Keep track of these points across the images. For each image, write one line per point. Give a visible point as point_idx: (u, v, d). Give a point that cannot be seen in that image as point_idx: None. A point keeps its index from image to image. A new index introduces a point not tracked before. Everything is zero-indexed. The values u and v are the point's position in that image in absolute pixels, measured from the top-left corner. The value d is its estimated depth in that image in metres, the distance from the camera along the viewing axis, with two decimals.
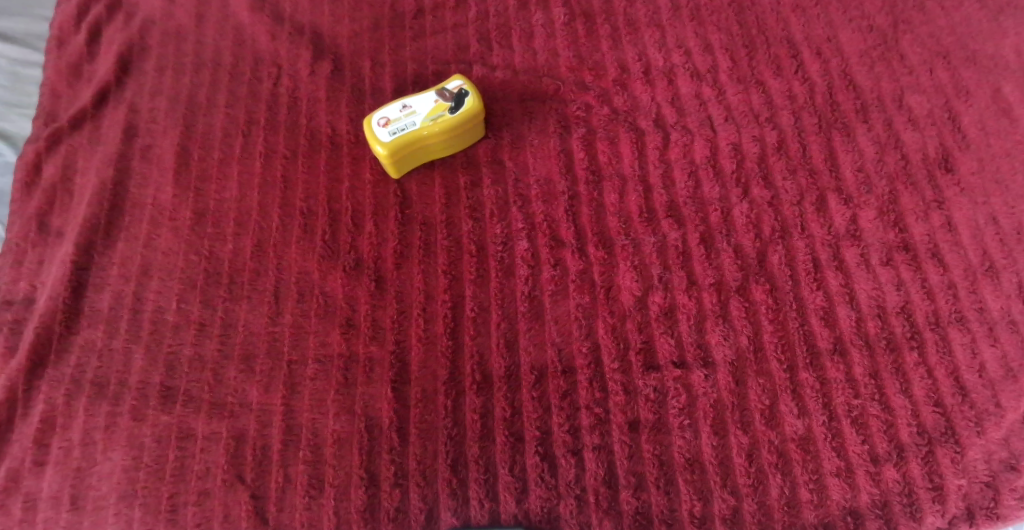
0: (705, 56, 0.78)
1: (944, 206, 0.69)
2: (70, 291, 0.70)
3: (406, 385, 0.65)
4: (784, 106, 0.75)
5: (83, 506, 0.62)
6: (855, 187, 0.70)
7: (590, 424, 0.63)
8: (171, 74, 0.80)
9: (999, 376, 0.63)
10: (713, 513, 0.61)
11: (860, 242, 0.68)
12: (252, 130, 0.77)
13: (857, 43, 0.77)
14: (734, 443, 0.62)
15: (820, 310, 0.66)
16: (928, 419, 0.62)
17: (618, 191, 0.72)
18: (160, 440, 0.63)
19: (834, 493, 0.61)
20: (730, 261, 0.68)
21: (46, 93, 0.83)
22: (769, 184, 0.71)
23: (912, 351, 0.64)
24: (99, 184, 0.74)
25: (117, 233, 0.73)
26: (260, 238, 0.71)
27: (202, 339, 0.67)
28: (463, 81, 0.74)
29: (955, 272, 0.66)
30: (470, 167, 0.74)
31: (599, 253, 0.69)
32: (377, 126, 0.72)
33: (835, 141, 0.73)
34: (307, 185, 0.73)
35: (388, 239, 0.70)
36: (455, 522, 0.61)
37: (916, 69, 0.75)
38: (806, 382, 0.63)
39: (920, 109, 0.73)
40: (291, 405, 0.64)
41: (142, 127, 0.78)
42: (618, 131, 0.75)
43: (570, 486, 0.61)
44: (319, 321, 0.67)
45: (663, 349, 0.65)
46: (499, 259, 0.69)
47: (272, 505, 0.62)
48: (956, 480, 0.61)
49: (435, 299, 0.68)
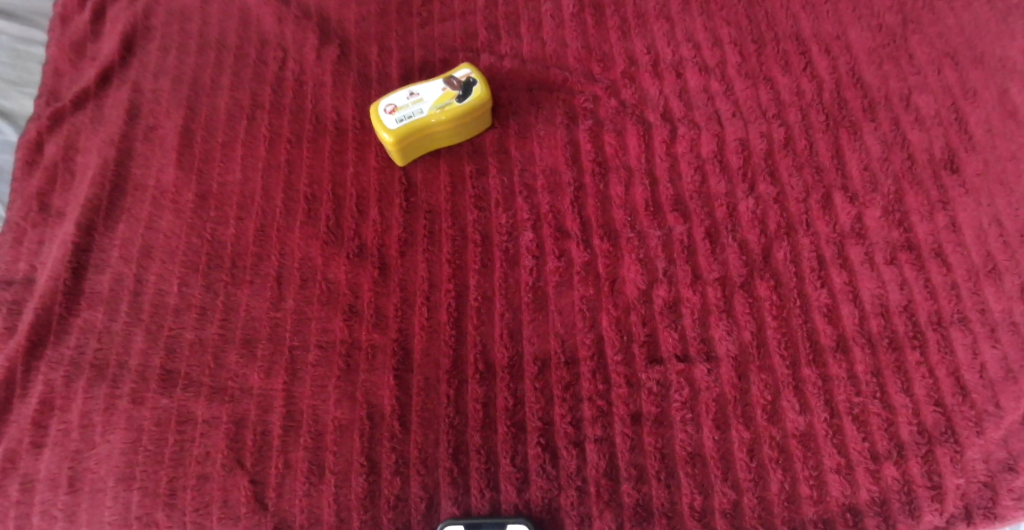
0: (714, 51, 0.78)
1: (948, 206, 0.69)
2: (70, 272, 0.69)
3: (408, 373, 0.65)
4: (792, 102, 0.74)
5: (81, 489, 0.62)
6: (861, 186, 0.70)
7: (592, 416, 0.63)
8: (176, 55, 0.80)
9: (1000, 378, 0.63)
10: (713, 506, 0.61)
11: (864, 241, 0.68)
12: (256, 113, 0.76)
13: (867, 42, 0.77)
14: (736, 437, 0.62)
15: (824, 307, 0.66)
16: (928, 418, 0.62)
17: (623, 183, 0.72)
18: (160, 424, 0.63)
19: (833, 490, 0.61)
20: (735, 256, 0.68)
21: (48, 71, 0.83)
22: (775, 180, 0.71)
23: (914, 350, 0.64)
24: (101, 164, 0.74)
25: (119, 214, 0.72)
26: (263, 223, 0.70)
27: (203, 323, 0.67)
28: (471, 69, 0.74)
29: (958, 272, 0.66)
30: (476, 156, 0.74)
31: (604, 245, 0.69)
32: (384, 113, 0.72)
33: (841, 139, 0.73)
34: (311, 170, 0.73)
35: (393, 227, 0.70)
36: (456, 511, 0.61)
37: (923, 69, 0.75)
38: (808, 379, 0.64)
39: (928, 109, 0.73)
40: (292, 391, 0.64)
41: (145, 108, 0.77)
42: (625, 123, 0.74)
43: (572, 477, 0.61)
44: (321, 308, 0.67)
45: (667, 342, 0.65)
46: (503, 250, 0.69)
47: (272, 490, 0.61)
48: (955, 479, 0.61)
49: (439, 288, 0.68)
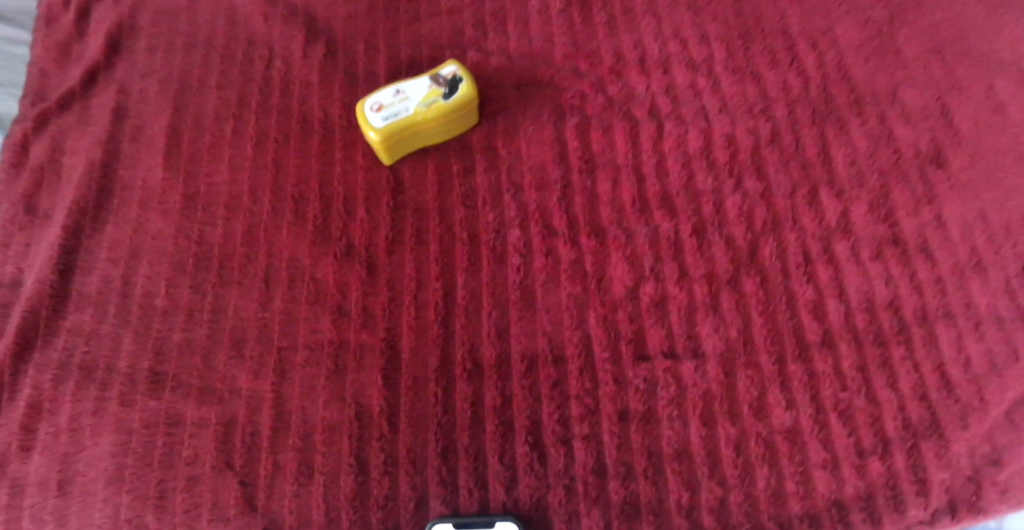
0: (701, 47, 0.78)
1: (935, 201, 0.69)
2: (58, 274, 0.69)
3: (396, 372, 0.65)
4: (779, 98, 0.74)
5: (70, 492, 0.62)
6: (848, 182, 0.70)
7: (580, 414, 0.63)
8: (162, 54, 0.80)
9: (985, 372, 0.63)
10: (700, 503, 0.61)
11: (851, 236, 0.68)
12: (243, 112, 0.76)
13: (854, 37, 0.77)
14: (722, 434, 0.62)
15: (811, 302, 0.66)
16: (914, 413, 0.62)
17: (610, 181, 0.72)
18: (149, 426, 0.63)
19: (819, 485, 0.61)
20: (722, 253, 0.68)
21: (34, 72, 0.82)
22: (762, 176, 0.71)
23: (900, 345, 0.64)
24: (87, 166, 0.74)
25: (106, 215, 0.72)
26: (251, 223, 0.70)
27: (192, 324, 0.67)
28: (457, 67, 0.74)
29: (944, 267, 0.66)
30: (463, 154, 0.74)
31: (591, 242, 0.69)
32: (370, 111, 0.72)
33: (828, 134, 0.73)
34: (299, 170, 0.73)
35: (380, 226, 0.70)
36: (445, 510, 0.61)
37: (911, 63, 0.75)
38: (795, 375, 0.64)
39: (914, 104, 0.73)
40: (280, 392, 0.64)
41: (132, 109, 0.77)
42: (612, 120, 0.74)
43: (560, 475, 0.62)
44: (309, 308, 0.67)
45: (654, 339, 0.65)
46: (490, 248, 0.69)
47: (261, 492, 0.61)
48: (940, 473, 0.61)
49: (427, 287, 0.68)
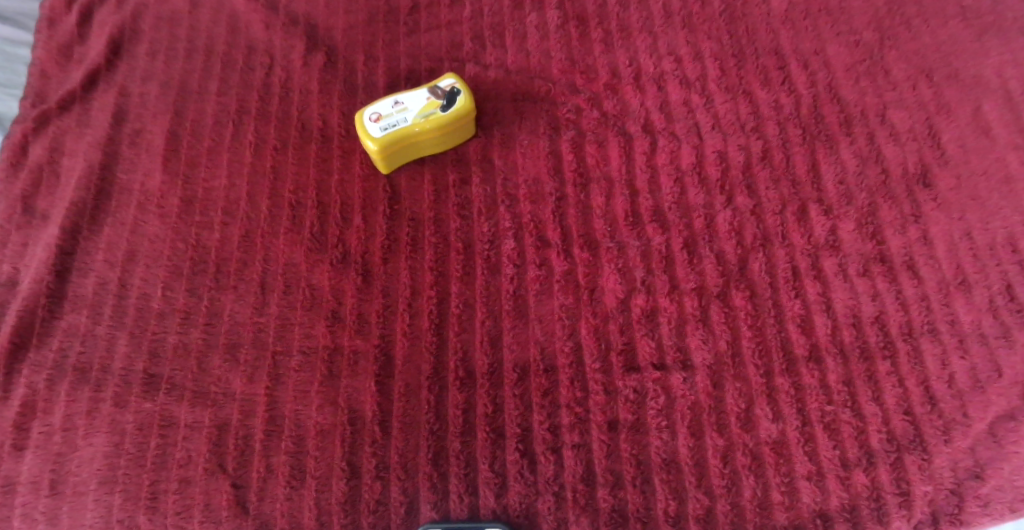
0: (695, 64, 0.79)
1: (921, 220, 0.70)
2: (55, 275, 0.70)
3: (389, 379, 0.65)
4: (770, 116, 0.76)
5: (62, 491, 0.62)
6: (836, 200, 0.72)
7: (570, 423, 0.64)
8: (163, 59, 0.80)
9: (968, 387, 0.64)
10: (688, 512, 0.62)
11: (838, 253, 0.70)
12: (243, 119, 0.77)
13: (844, 58, 0.79)
14: (710, 444, 0.63)
15: (798, 317, 0.67)
16: (898, 426, 0.64)
17: (604, 194, 0.73)
18: (142, 427, 0.64)
19: (804, 496, 0.62)
20: (712, 267, 0.69)
21: (35, 73, 0.83)
22: (753, 193, 0.73)
23: (884, 360, 0.65)
24: (87, 168, 0.74)
25: (104, 217, 0.73)
26: (248, 229, 0.71)
27: (187, 327, 0.67)
28: (456, 80, 0.75)
29: (929, 284, 0.68)
30: (460, 165, 0.75)
31: (584, 254, 0.70)
32: (369, 121, 0.73)
33: (818, 153, 0.74)
34: (297, 177, 0.74)
35: (376, 234, 0.71)
36: (435, 515, 0.62)
37: (899, 85, 0.77)
38: (782, 387, 0.65)
39: (902, 125, 0.75)
40: (274, 396, 0.65)
41: (132, 112, 0.78)
42: (607, 134, 0.76)
43: (549, 483, 0.62)
44: (304, 314, 0.68)
45: (644, 351, 0.66)
46: (485, 258, 0.70)
47: (253, 494, 0.62)
48: (923, 486, 0.62)
49: (421, 295, 0.69)
